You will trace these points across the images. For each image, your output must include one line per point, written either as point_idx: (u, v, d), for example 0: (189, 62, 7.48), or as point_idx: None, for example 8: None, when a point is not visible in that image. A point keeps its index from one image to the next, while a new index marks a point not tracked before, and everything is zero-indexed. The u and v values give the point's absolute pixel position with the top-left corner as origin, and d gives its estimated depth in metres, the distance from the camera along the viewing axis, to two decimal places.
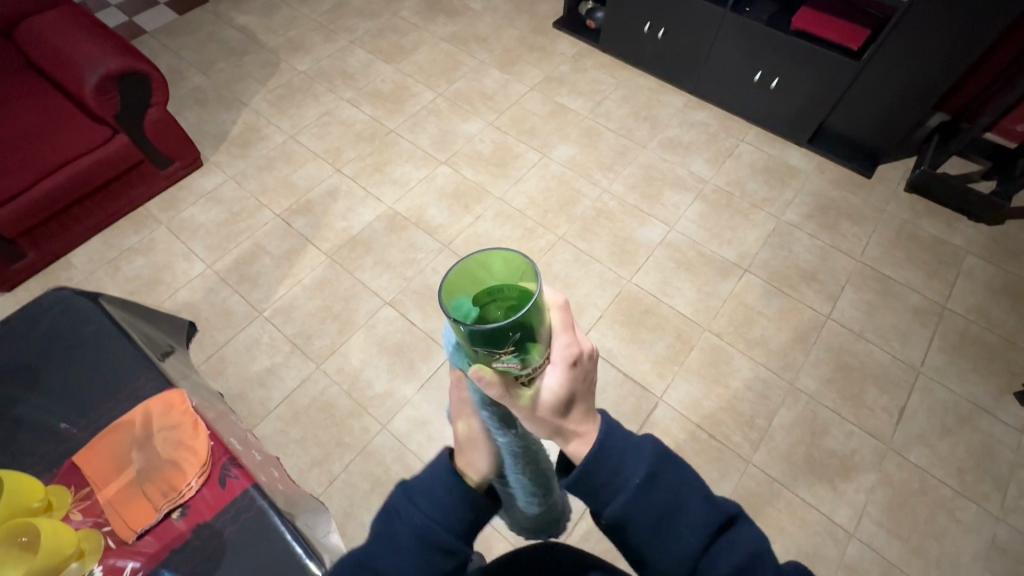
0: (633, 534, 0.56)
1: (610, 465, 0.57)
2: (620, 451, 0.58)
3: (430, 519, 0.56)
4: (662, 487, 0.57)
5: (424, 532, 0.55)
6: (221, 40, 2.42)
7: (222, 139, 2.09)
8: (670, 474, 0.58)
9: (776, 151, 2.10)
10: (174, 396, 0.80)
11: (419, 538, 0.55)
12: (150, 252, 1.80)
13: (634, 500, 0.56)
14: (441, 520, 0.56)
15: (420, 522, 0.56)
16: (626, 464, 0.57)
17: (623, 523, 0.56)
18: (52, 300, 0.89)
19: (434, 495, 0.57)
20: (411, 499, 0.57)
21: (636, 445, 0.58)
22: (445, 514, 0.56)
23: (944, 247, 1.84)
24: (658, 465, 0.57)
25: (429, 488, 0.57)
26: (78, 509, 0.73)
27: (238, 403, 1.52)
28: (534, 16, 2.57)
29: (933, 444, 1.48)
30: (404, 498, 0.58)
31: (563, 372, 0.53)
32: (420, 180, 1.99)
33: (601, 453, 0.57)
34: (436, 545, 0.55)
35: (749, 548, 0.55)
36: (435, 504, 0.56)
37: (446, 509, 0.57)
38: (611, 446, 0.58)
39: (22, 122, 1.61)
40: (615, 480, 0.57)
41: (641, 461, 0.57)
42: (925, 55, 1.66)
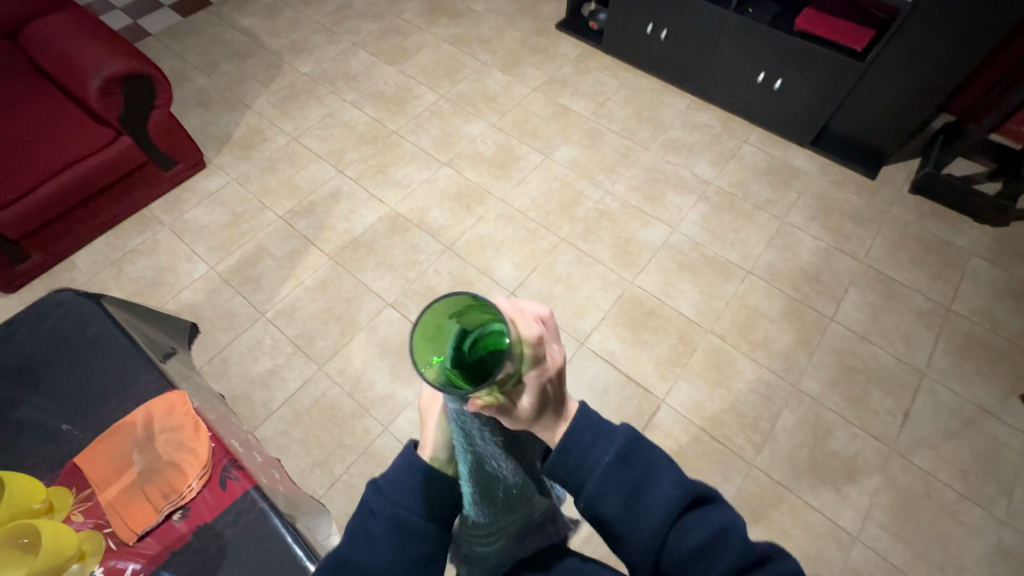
0: (605, 516, 0.56)
1: (582, 447, 0.57)
2: (592, 434, 0.57)
3: (402, 508, 0.55)
4: (632, 467, 0.56)
5: (397, 521, 0.55)
6: (224, 43, 2.43)
7: (225, 140, 2.10)
8: (641, 454, 0.57)
9: (779, 152, 2.09)
10: (175, 398, 0.80)
11: (392, 527, 0.55)
12: (154, 253, 1.81)
13: (604, 481, 0.56)
14: (413, 507, 0.56)
15: (392, 513, 0.55)
16: (598, 445, 0.57)
17: (594, 505, 0.56)
18: (55, 301, 0.89)
19: (401, 485, 0.56)
20: (385, 494, 0.56)
21: (608, 428, 0.58)
22: (415, 500, 0.56)
23: (948, 248, 1.83)
24: (630, 446, 0.57)
25: (396, 480, 0.56)
26: (80, 510, 0.73)
27: (241, 404, 1.53)
28: (537, 18, 2.58)
29: (937, 446, 1.47)
30: (375, 494, 0.56)
31: (533, 394, 0.47)
32: (422, 182, 1.99)
33: (572, 435, 0.57)
34: (411, 531, 0.55)
35: (716, 524, 0.54)
36: (406, 493, 0.56)
37: (416, 495, 0.56)
38: (584, 429, 0.57)
39: (27, 125, 1.62)
40: (587, 461, 0.57)
41: (613, 442, 0.57)
42: (930, 56, 1.65)
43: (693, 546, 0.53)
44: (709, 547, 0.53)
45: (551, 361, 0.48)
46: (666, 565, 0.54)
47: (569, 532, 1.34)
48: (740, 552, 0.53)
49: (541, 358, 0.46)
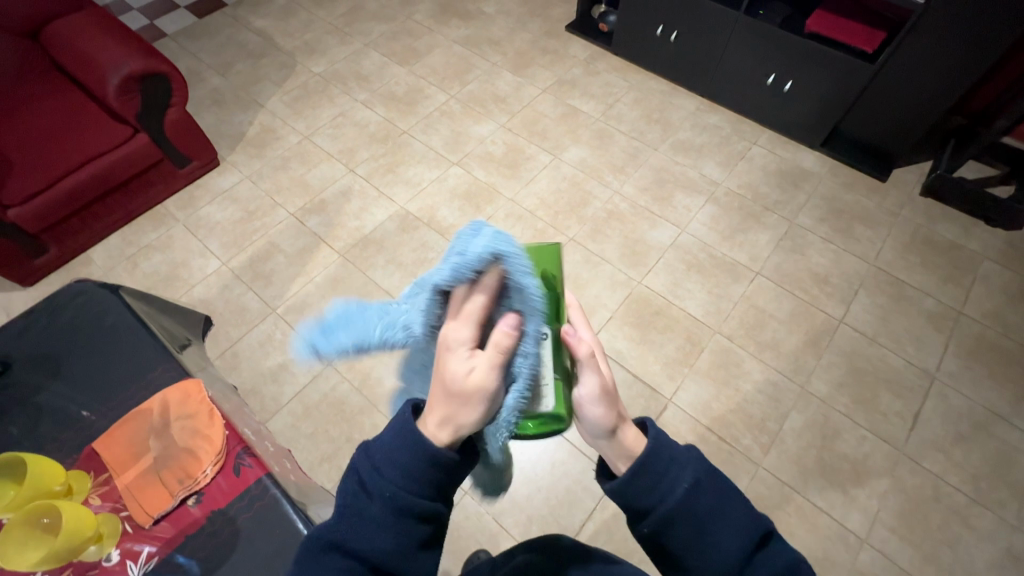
0: (674, 540, 0.58)
1: (658, 472, 0.59)
2: (667, 461, 0.60)
3: (396, 487, 0.55)
4: (706, 497, 0.59)
5: (393, 502, 0.55)
6: (239, 43, 2.46)
7: (239, 139, 2.13)
8: (713, 484, 0.60)
9: (788, 154, 2.09)
10: (190, 386, 0.82)
11: (389, 507, 0.55)
12: (168, 249, 1.83)
13: (680, 508, 0.58)
14: (409, 486, 0.56)
15: (387, 493, 0.55)
16: (674, 471, 0.59)
17: (666, 529, 0.58)
18: (75, 291, 0.91)
19: (396, 463, 0.56)
20: (377, 469, 0.56)
21: (682, 456, 0.61)
22: (409, 479, 0.56)
23: (960, 251, 1.82)
24: (703, 476, 0.60)
25: (390, 456, 0.56)
26: (97, 494, 0.75)
27: (251, 397, 1.55)
28: (547, 20, 2.59)
29: (947, 449, 1.46)
30: (368, 466, 0.57)
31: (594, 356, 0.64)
32: (432, 181, 2.01)
33: (650, 460, 0.59)
34: (406, 510, 0.55)
35: (785, 561, 0.58)
36: (400, 472, 0.55)
37: (411, 475, 0.56)
38: (661, 454, 0.60)
39: (48, 122, 1.66)
40: (662, 485, 0.59)
41: (688, 471, 0.59)
42: (942, 57, 1.65)
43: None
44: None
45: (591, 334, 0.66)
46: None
47: (576, 528, 1.34)
48: None
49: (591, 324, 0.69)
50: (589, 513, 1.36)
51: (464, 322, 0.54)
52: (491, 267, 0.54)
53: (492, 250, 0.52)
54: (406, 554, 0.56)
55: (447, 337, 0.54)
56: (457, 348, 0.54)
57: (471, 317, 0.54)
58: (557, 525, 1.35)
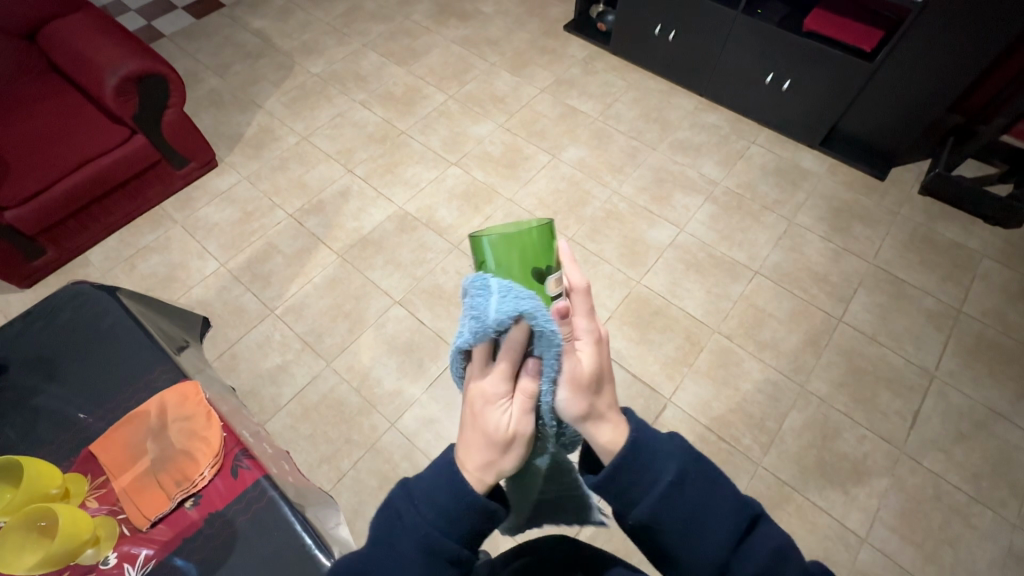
0: (662, 533, 0.57)
1: (642, 465, 0.57)
2: (652, 452, 0.58)
3: (435, 528, 0.55)
4: (691, 487, 0.57)
5: (427, 542, 0.54)
6: (237, 44, 2.46)
7: (237, 140, 2.13)
8: (698, 473, 0.58)
9: (787, 153, 2.09)
10: (188, 388, 0.82)
11: (422, 547, 0.54)
12: (166, 250, 1.83)
13: (665, 500, 0.56)
14: (444, 528, 0.55)
15: (422, 532, 0.54)
16: (657, 462, 0.58)
17: (654, 522, 0.56)
18: (72, 293, 0.91)
19: (435, 502, 0.55)
20: (415, 505, 0.56)
21: (666, 446, 0.59)
22: (446, 521, 0.55)
23: (959, 250, 1.82)
24: (687, 466, 0.58)
25: (430, 494, 0.56)
26: (95, 497, 0.75)
27: (249, 399, 1.54)
28: (545, 19, 2.59)
29: (947, 448, 1.46)
30: (406, 502, 0.56)
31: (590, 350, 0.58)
32: (430, 181, 2.00)
33: (632, 453, 0.57)
34: (441, 554, 0.54)
35: (775, 545, 0.57)
36: (438, 513, 0.55)
37: (448, 517, 0.55)
38: (643, 445, 0.58)
39: (45, 123, 1.66)
40: (647, 478, 0.57)
41: (672, 461, 0.58)
42: (941, 56, 1.64)
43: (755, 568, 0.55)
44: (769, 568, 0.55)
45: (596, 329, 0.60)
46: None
47: (575, 529, 1.34)
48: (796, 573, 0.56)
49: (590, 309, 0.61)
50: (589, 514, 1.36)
51: (499, 377, 0.55)
52: (513, 329, 0.53)
53: (518, 315, 0.51)
54: None
55: (483, 390, 0.56)
56: (495, 401, 0.56)
57: (502, 367, 0.55)
58: (558, 526, 1.35)
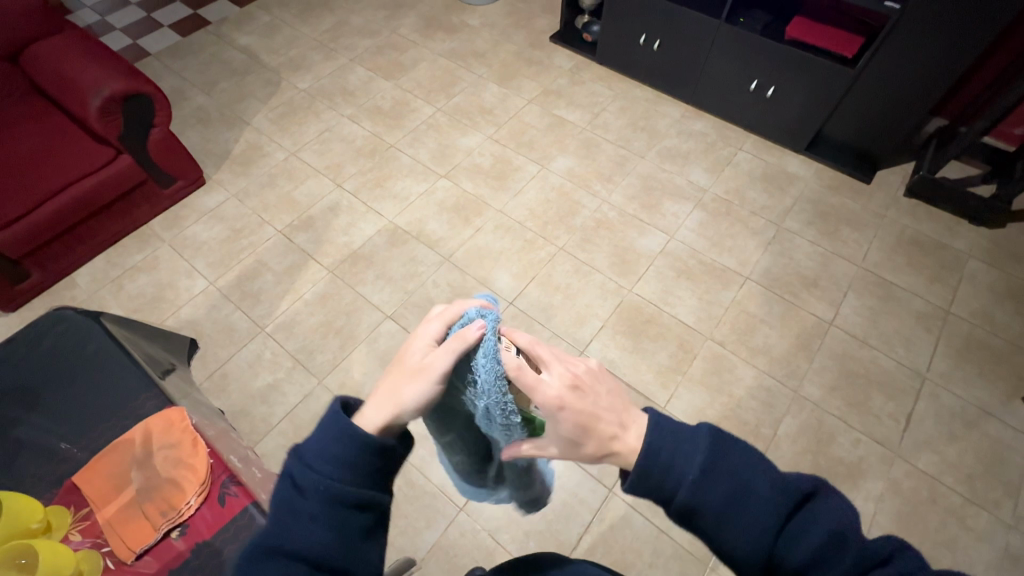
0: (702, 525, 0.57)
1: (664, 463, 0.58)
2: (672, 448, 0.59)
3: (332, 479, 0.57)
4: (721, 478, 0.56)
5: (329, 494, 0.56)
6: (224, 61, 2.46)
7: (224, 157, 2.12)
8: (729, 461, 0.57)
9: (774, 159, 2.11)
10: (173, 414, 0.81)
11: (325, 499, 0.56)
12: (154, 270, 1.81)
13: (695, 494, 0.56)
14: (341, 476, 0.58)
15: (320, 485, 0.57)
16: (680, 459, 0.58)
17: (690, 515, 0.57)
18: (54, 319, 0.89)
19: (332, 457, 0.58)
20: (310, 466, 0.58)
21: (688, 439, 0.59)
22: (345, 468, 0.58)
23: (946, 251, 1.83)
24: (714, 455, 0.57)
25: (323, 450, 0.59)
26: (77, 530, 0.73)
27: (240, 419, 1.52)
28: (532, 31, 2.61)
29: (941, 449, 1.47)
30: (299, 464, 0.59)
31: (558, 417, 0.61)
32: (420, 195, 2.00)
33: (653, 453, 0.58)
34: (343, 501, 0.57)
35: (829, 526, 0.53)
36: (335, 463, 0.58)
37: (348, 465, 0.58)
38: (661, 446, 0.59)
39: (29, 144, 1.64)
40: (673, 476, 0.57)
41: (697, 456, 0.57)
42: (919, 62, 1.67)
43: (806, 553, 0.53)
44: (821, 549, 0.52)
45: (557, 385, 0.61)
46: (778, 565, 0.55)
47: (572, 545, 1.32)
48: (858, 553, 0.52)
49: (547, 361, 0.63)
50: (587, 527, 1.35)
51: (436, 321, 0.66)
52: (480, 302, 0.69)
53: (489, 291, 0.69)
54: (345, 546, 0.56)
55: (418, 331, 0.66)
56: (420, 339, 0.65)
57: (445, 317, 0.66)
58: (555, 540, 1.33)
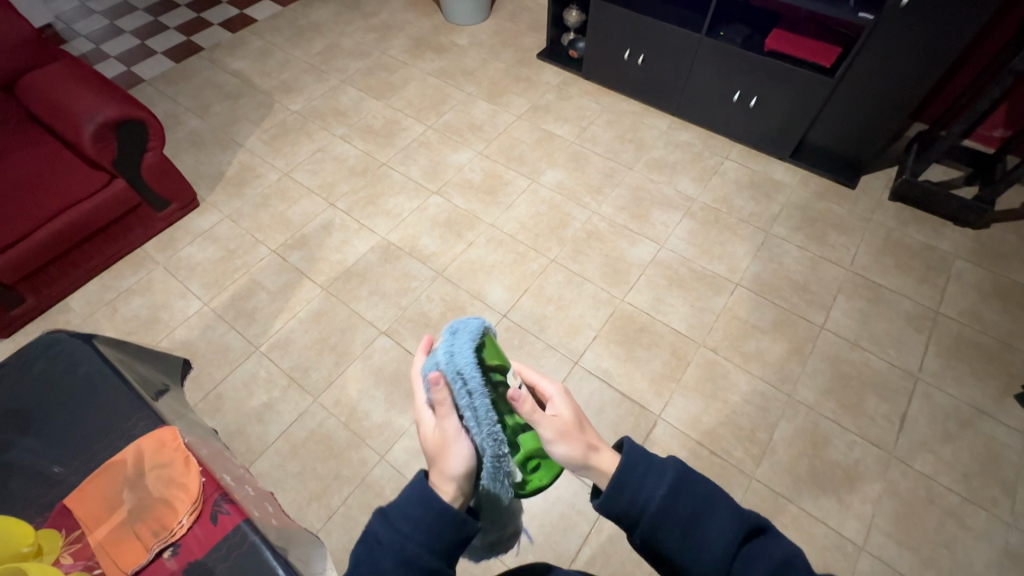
0: (665, 547, 0.59)
1: (634, 482, 0.62)
2: (644, 471, 0.62)
3: (411, 542, 0.60)
4: (685, 500, 0.60)
5: (405, 556, 0.59)
6: (217, 85, 2.50)
7: (219, 179, 2.14)
8: (694, 487, 0.61)
9: (760, 167, 2.14)
10: (165, 434, 0.81)
11: (400, 561, 0.58)
12: (148, 292, 1.82)
13: (660, 513, 0.59)
14: (420, 538, 0.60)
15: (399, 546, 0.59)
16: (649, 480, 0.62)
17: (652, 536, 0.60)
18: (48, 342, 0.90)
19: (414, 517, 0.61)
20: (392, 525, 0.61)
21: (660, 464, 0.62)
22: (425, 533, 0.60)
23: (933, 253, 1.86)
24: (680, 480, 0.61)
25: (406, 511, 0.61)
26: (69, 553, 0.73)
27: (235, 439, 1.52)
28: (519, 49, 2.67)
29: (936, 449, 1.47)
30: (383, 524, 0.61)
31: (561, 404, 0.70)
32: (412, 211, 2.03)
33: (625, 473, 0.62)
34: (418, 566, 0.59)
35: (778, 556, 0.56)
36: (415, 525, 0.61)
37: (427, 528, 0.61)
38: (634, 465, 0.62)
39: (22, 171, 1.66)
40: (641, 496, 0.61)
41: (665, 477, 0.61)
42: (896, 69, 1.72)
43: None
44: None
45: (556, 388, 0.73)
46: None
47: (571, 557, 1.31)
48: None
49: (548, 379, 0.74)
50: (585, 538, 1.34)
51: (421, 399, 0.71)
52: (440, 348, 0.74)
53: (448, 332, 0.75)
54: None
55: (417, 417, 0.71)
56: (425, 420, 0.70)
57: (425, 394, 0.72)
58: (554, 552, 1.32)
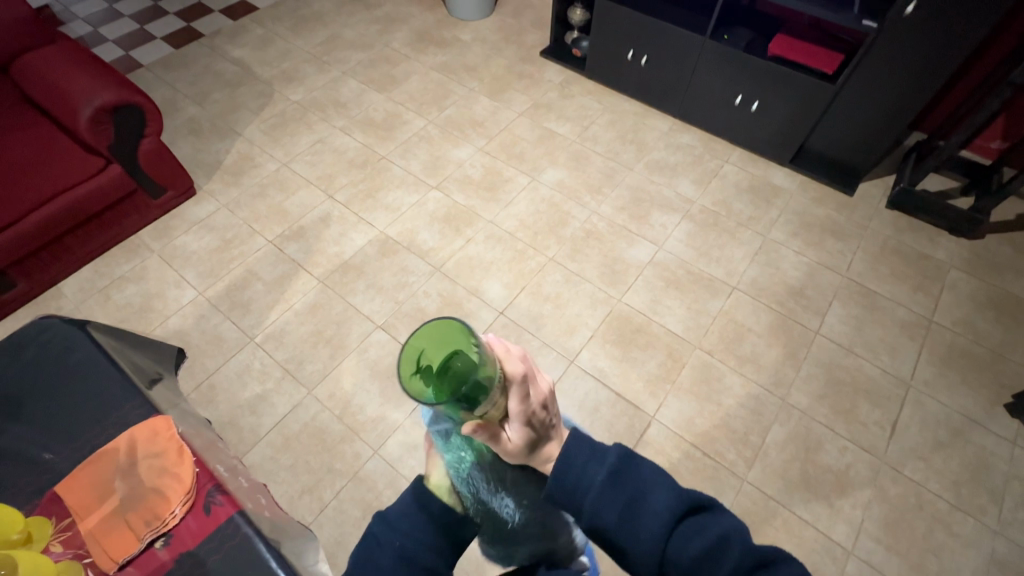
0: (607, 534, 0.57)
1: (575, 469, 0.59)
2: (585, 458, 0.60)
3: (411, 542, 0.59)
4: (625, 483, 0.58)
5: (404, 555, 0.58)
6: (216, 72, 2.48)
7: (216, 168, 2.12)
8: (635, 470, 0.59)
9: (760, 171, 2.15)
10: (159, 423, 0.80)
11: (398, 560, 0.58)
12: (142, 280, 1.80)
13: (601, 497, 0.57)
14: (419, 539, 0.60)
15: (397, 546, 0.59)
16: (590, 465, 0.60)
17: (594, 522, 0.58)
18: (41, 327, 0.89)
19: (412, 518, 0.60)
20: (391, 526, 0.60)
21: (601, 450, 0.60)
22: (424, 533, 0.60)
23: (928, 261, 1.87)
24: (622, 463, 0.59)
25: (405, 512, 0.61)
26: (59, 541, 0.72)
27: (228, 430, 1.51)
28: (522, 46, 2.66)
29: (927, 457, 1.48)
30: (382, 525, 0.61)
31: (521, 430, 0.56)
32: (411, 206, 2.02)
33: (567, 461, 0.60)
34: (417, 565, 0.59)
35: (716, 532, 0.55)
36: (415, 526, 0.60)
37: (426, 528, 0.60)
38: (575, 450, 0.60)
39: (17, 154, 1.64)
40: (582, 482, 0.59)
41: (606, 463, 0.59)
42: (897, 77, 1.72)
43: (695, 552, 0.54)
44: (709, 554, 0.53)
45: (537, 400, 0.57)
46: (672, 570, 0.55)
47: None
48: (740, 565, 0.52)
49: (527, 391, 0.54)
50: None
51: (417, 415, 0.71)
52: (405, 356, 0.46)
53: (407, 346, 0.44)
54: None
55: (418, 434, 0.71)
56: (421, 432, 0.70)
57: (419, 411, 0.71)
58: None
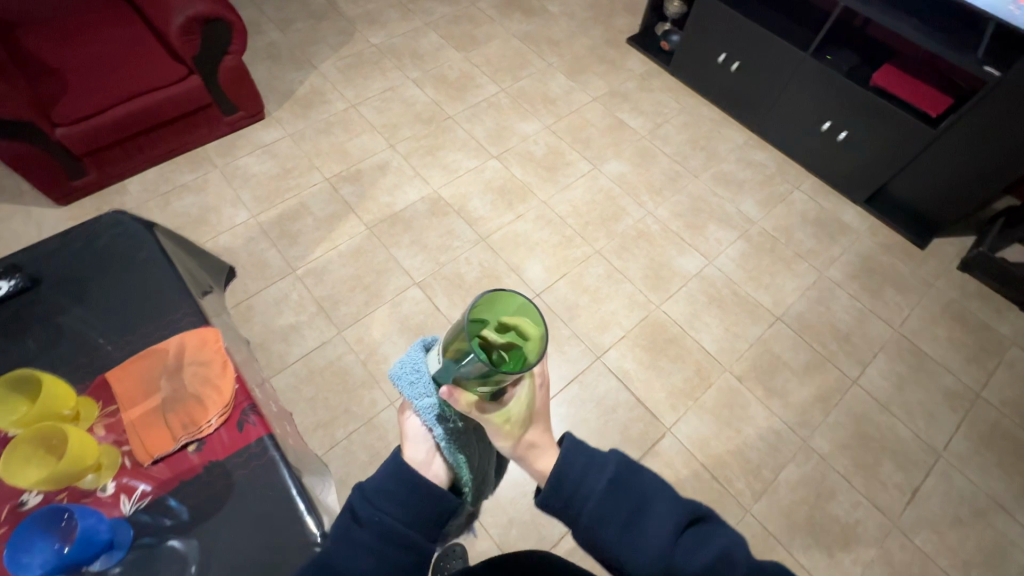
0: (605, 542, 0.56)
1: (575, 477, 0.58)
2: (584, 465, 0.59)
3: (392, 518, 0.60)
4: (626, 492, 0.58)
5: (383, 527, 0.59)
6: (303, 2, 2.48)
7: (288, 97, 2.14)
8: (635, 479, 0.58)
9: (830, 205, 2.05)
10: (208, 333, 0.83)
11: (378, 533, 0.59)
12: (201, 192, 1.85)
13: (602, 506, 0.57)
14: (398, 514, 0.61)
15: (376, 520, 0.59)
16: (590, 473, 0.58)
17: (592, 530, 0.57)
18: (111, 220, 0.92)
19: (389, 492, 0.61)
20: (369, 499, 0.61)
21: (600, 457, 0.60)
22: (401, 508, 0.61)
23: (989, 334, 1.77)
24: (621, 471, 0.59)
25: (383, 487, 0.62)
26: (103, 424, 0.76)
27: (258, 351, 1.56)
28: (610, 28, 2.57)
29: (942, 531, 1.43)
30: (359, 498, 0.61)
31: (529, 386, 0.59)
32: (469, 170, 2.01)
33: (565, 467, 0.59)
34: (395, 540, 0.60)
35: (721, 545, 0.55)
36: (393, 501, 0.61)
37: (403, 504, 0.61)
38: (574, 456, 0.59)
39: (108, 49, 1.68)
40: (581, 490, 0.58)
41: (606, 471, 0.58)
42: (1003, 136, 1.60)
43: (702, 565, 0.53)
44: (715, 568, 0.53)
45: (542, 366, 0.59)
46: None
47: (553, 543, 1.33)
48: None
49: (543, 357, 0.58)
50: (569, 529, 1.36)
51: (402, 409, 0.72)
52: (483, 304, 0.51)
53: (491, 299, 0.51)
54: None
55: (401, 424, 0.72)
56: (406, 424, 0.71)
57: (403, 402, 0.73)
58: (537, 533, 1.35)
